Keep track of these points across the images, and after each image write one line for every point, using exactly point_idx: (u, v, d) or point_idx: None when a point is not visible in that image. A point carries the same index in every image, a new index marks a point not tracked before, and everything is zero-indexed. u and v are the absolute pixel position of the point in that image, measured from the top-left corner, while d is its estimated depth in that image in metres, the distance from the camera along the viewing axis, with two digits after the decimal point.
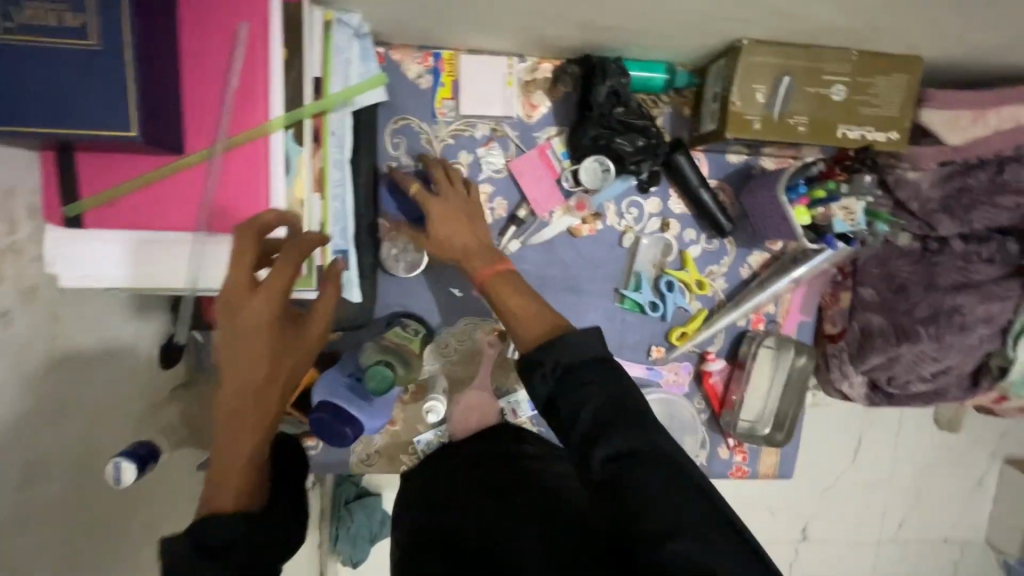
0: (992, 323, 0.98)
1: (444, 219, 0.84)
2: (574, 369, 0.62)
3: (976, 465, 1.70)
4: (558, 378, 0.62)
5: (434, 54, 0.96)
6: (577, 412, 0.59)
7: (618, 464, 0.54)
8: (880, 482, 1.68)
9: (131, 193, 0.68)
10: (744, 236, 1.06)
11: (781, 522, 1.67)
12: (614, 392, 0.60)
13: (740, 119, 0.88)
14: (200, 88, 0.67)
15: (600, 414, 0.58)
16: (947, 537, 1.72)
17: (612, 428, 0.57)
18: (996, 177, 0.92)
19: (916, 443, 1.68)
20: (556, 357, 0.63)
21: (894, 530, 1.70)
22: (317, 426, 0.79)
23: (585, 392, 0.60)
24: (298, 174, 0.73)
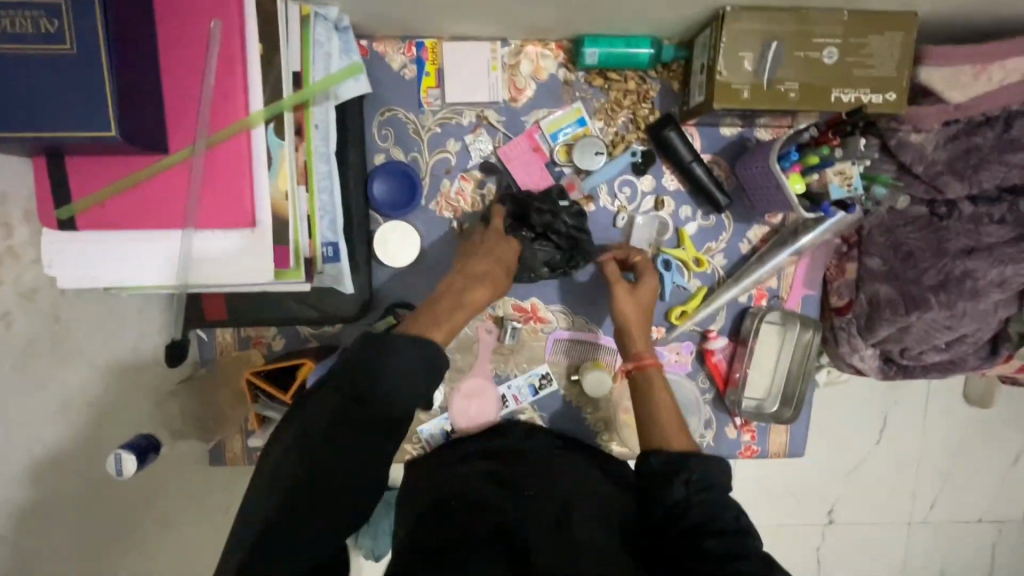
0: (1005, 288, 0.94)
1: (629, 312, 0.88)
2: (704, 488, 0.70)
3: (1011, 442, 1.64)
4: (689, 489, 0.70)
5: (417, 43, 0.96)
6: (695, 524, 0.66)
7: (727, 567, 0.62)
8: (909, 461, 1.63)
9: (121, 194, 0.69)
10: (742, 210, 1.04)
11: (805, 506, 1.63)
12: (726, 517, 0.67)
13: (727, 89, 0.85)
14: (179, 87, 0.68)
15: (722, 525, 0.66)
16: (982, 518, 1.66)
17: (720, 530, 0.66)
18: (1004, 134, 0.87)
19: (947, 423, 1.63)
20: (702, 475, 0.71)
21: (926, 511, 1.65)
22: None
23: (706, 502, 0.68)
24: (280, 169, 0.73)
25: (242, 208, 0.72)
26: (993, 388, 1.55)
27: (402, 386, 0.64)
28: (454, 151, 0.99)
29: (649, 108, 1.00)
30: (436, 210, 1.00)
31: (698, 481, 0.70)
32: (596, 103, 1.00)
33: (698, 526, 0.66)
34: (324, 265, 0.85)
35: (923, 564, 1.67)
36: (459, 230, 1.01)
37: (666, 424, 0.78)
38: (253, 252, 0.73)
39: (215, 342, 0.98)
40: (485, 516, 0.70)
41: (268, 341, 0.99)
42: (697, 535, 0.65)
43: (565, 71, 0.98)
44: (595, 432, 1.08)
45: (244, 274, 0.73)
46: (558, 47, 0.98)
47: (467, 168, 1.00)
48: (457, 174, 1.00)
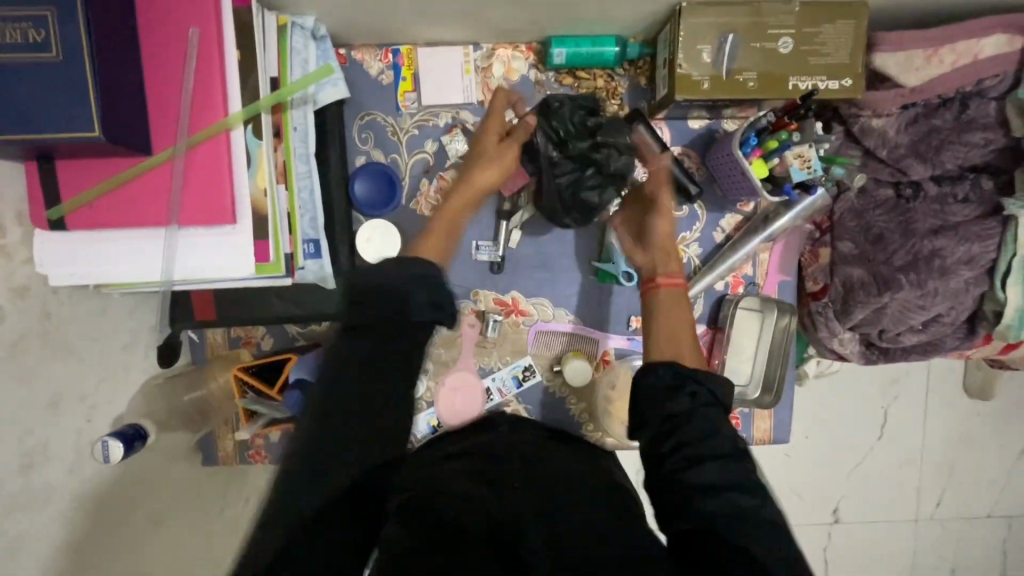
0: (975, 264, 0.96)
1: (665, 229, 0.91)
2: (705, 401, 0.68)
3: (1015, 433, 1.63)
4: (694, 401, 0.68)
5: (393, 50, 1.01)
6: (691, 440, 0.65)
7: (720, 495, 0.61)
8: (912, 456, 1.63)
9: (107, 193, 0.73)
10: (714, 199, 1.06)
11: (807, 505, 1.62)
12: (724, 439, 0.66)
13: (688, 79, 0.89)
14: (160, 91, 0.72)
15: (716, 448, 0.64)
16: (991, 511, 1.64)
17: (715, 452, 0.64)
18: (961, 115, 0.91)
19: (947, 414, 1.62)
20: (709, 390, 0.70)
21: (933, 507, 1.63)
22: None
23: (703, 417, 0.67)
24: (258, 166, 0.78)
25: (221, 205, 0.75)
26: (993, 377, 1.55)
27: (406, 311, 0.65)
28: (432, 151, 1.03)
29: (618, 103, 1.04)
30: (415, 208, 1.04)
31: (698, 399, 0.68)
32: None
33: (693, 450, 0.64)
34: (306, 260, 0.88)
35: (933, 559, 1.64)
36: None
37: (678, 343, 0.78)
38: (234, 247, 0.77)
39: (205, 343, 1.02)
40: (470, 517, 0.65)
41: (256, 340, 1.03)
42: (694, 461, 0.64)
43: (535, 72, 1.03)
44: (581, 422, 1.09)
45: (226, 268, 0.77)
46: (528, 49, 1.02)
47: (445, 167, 1.04)
48: (436, 174, 1.04)
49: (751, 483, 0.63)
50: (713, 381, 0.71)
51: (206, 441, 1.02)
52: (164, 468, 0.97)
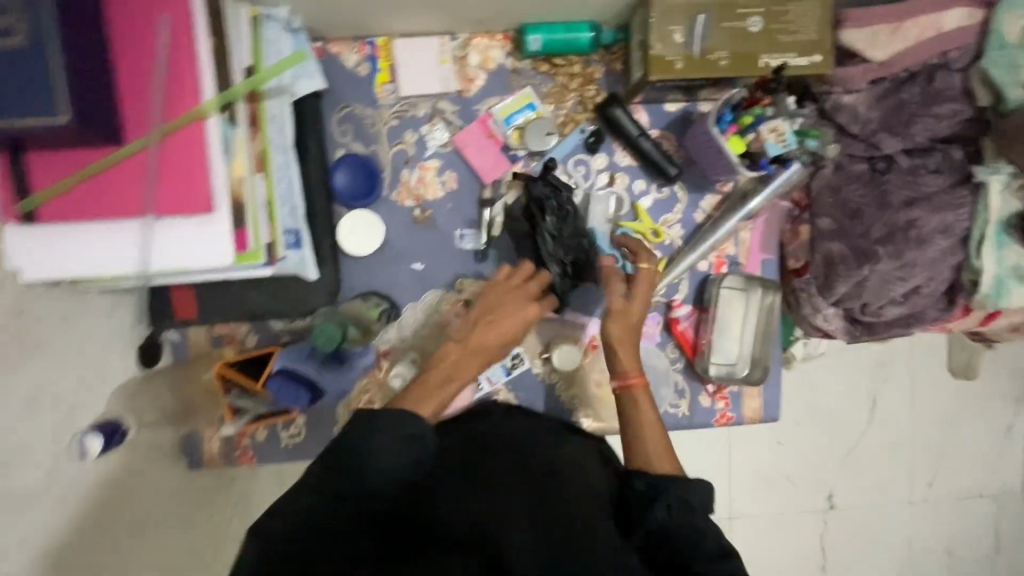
0: (951, 234, 0.98)
1: (622, 330, 0.89)
2: (683, 505, 0.72)
3: (1001, 411, 1.65)
4: (671, 511, 0.72)
5: (369, 42, 1.01)
6: (676, 546, 0.70)
7: None
8: (904, 439, 1.64)
9: (78, 185, 0.71)
10: (694, 180, 1.07)
11: (803, 493, 1.63)
12: (706, 535, 0.70)
13: (662, 60, 0.90)
14: (130, 79, 0.71)
15: (700, 551, 0.69)
16: (982, 490, 1.66)
17: (700, 555, 0.68)
18: (928, 88, 0.94)
19: (935, 396, 1.64)
20: (680, 494, 0.73)
21: (926, 490, 1.65)
22: (279, 390, 0.94)
23: (684, 520, 0.71)
24: (236, 154, 0.78)
25: (198, 193, 0.74)
26: (977, 358, 1.58)
27: (401, 453, 0.69)
28: (412, 142, 1.03)
29: (595, 89, 1.05)
30: (396, 198, 1.04)
31: (677, 504, 0.72)
32: (546, 88, 1.04)
33: (680, 559, 0.69)
34: (287, 251, 0.87)
35: (929, 541, 1.66)
36: (421, 217, 1.04)
37: (653, 452, 0.81)
38: (212, 235, 0.76)
39: (188, 342, 1.03)
40: (464, 522, 0.66)
41: (240, 339, 1.04)
42: (682, 563, 0.69)
43: (511, 59, 1.03)
44: (571, 408, 1.09)
45: (205, 256, 0.76)
46: (503, 38, 1.03)
47: (425, 157, 1.04)
48: (416, 164, 1.04)
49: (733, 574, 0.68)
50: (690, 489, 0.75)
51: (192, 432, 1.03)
52: (147, 473, 0.95)
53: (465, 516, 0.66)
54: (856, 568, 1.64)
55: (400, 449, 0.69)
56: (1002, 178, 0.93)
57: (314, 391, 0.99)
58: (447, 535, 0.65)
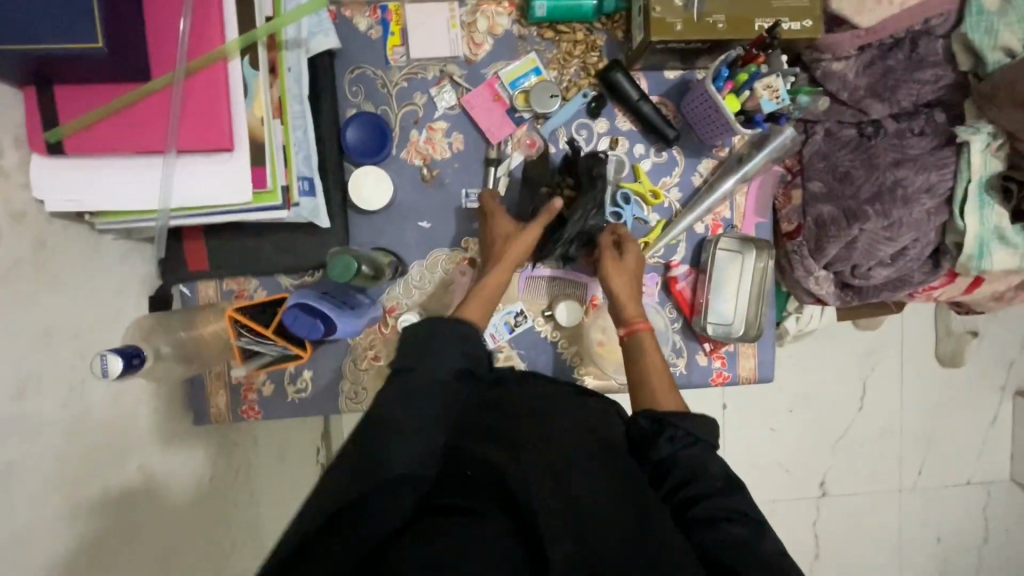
0: (934, 194, 1.03)
1: (624, 290, 0.98)
2: (689, 439, 0.76)
3: (988, 400, 1.69)
4: (674, 445, 0.76)
5: (381, 7, 1.05)
6: (681, 480, 0.73)
7: (722, 527, 0.68)
8: (893, 426, 1.68)
9: (104, 119, 0.74)
10: (691, 144, 1.12)
11: (796, 478, 1.66)
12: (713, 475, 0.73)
13: (662, 22, 0.95)
14: (159, 20, 0.74)
15: (707, 485, 0.72)
16: (970, 478, 1.70)
17: (710, 490, 0.72)
18: (912, 54, 0.99)
19: (923, 383, 1.68)
20: (687, 428, 0.77)
21: (915, 477, 1.69)
22: (293, 322, 0.88)
23: (691, 454, 0.75)
24: (256, 96, 0.81)
25: (220, 130, 0.77)
26: (963, 345, 1.62)
27: (417, 403, 0.72)
28: (421, 103, 1.07)
29: (598, 56, 1.09)
30: (405, 157, 1.07)
31: (683, 442, 0.76)
32: (550, 54, 1.09)
33: (687, 490, 0.72)
34: (301, 197, 0.90)
35: (919, 526, 1.69)
36: (428, 176, 1.07)
37: (657, 383, 0.88)
38: (231, 173, 0.79)
39: (197, 296, 1.04)
40: (486, 479, 0.66)
41: (249, 293, 1.05)
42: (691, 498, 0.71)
43: (516, 26, 1.07)
44: (571, 364, 1.12)
45: (224, 193, 0.79)
46: (510, 5, 1.07)
47: (433, 119, 1.07)
48: (425, 124, 1.07)
49: (740, 511, 0.70)
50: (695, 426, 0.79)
51: (198, 382, 1.05)
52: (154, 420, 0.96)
53: (487, 472, 0.66)
54: (847, 552, 1.67)
55: (426, 396, 0.73)
56: (984, 136, 0.97)
57: (329, 325, 0.91)
58: (478, 487, 0.65)
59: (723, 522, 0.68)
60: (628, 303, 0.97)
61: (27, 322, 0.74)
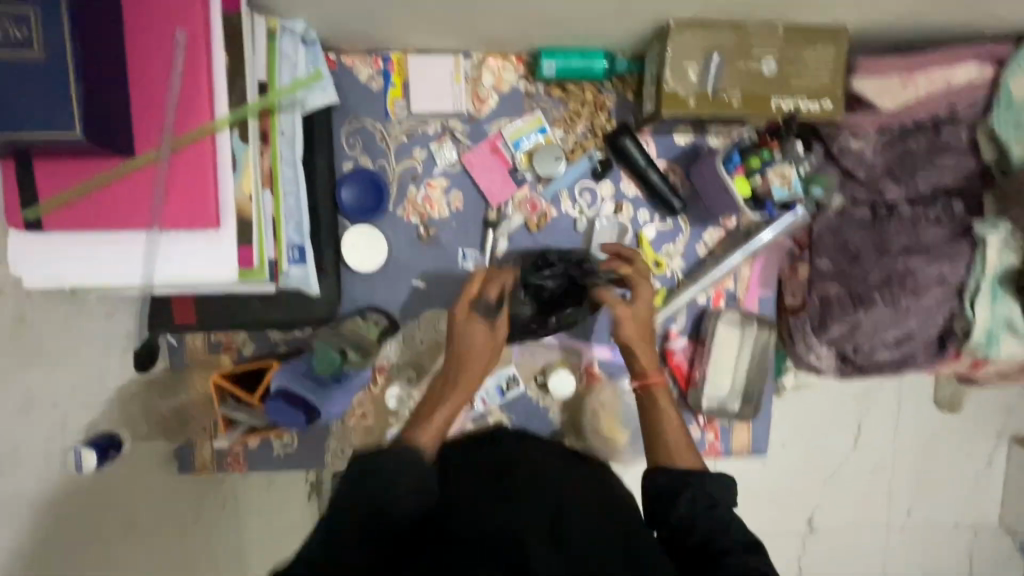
0: (946, 284, 0.99)
1: (638, 331, 0.91)
2: (690, 490, 0.73)
3: (982, 446, 1.59)
4: (693, 504, 0.71)
5: (383, 57, 1.00)
6: (706, 533, 0.68)
7: (748, 575, 0.62)
8: (884, 467, 1.59)
9: (86, 196, 0.71)
10: (697, 212, 1.08)
11: (780, 515, 1.58)
12: (715, 518, 0.69)
13: (674, 97, 0.91)
14: (146, 93, 0.71)
15: (737, 536, 0.66)
16: (959, 521, 1.60)
17: (733, 545, 0.65)
18: (935, 140, 0.95)
19: (916, 424, 1.59)
20: (694, 489, 0.73)
21: (904, 517, 1.59)
22: (277, 410, 0.90)
23: (705, 509, 0.71)
24: (245, 170, 0.77)
25: (206, 209, 0.74)
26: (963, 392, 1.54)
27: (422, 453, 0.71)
28: (420, 159, 1.03)
29: (606, 118, 1.05)
30: (402, 215, 1.04)
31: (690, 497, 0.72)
32: (556, 113, 1.04)
33: (715, 544, 0.66)
34: (290, 265, 0.88)
35: None
36: (424, 235, 1.04)
37: (674, 440, 0.82)
38: (219, 252, 0.76)
39: (184, 349, 1.03)
40: (486, 530, 0.64)
41: (237, 346, 1.04)
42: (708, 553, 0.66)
43: (524, 82, 1.03)
44: (563, 431, 1.10)
45: (208, 270, 0.76)
46: (518, 60, 1.03)
47: (433, 175, 1.04)
48: (423, 181, 1.04)
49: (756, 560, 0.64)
50: (712, 485, 0.75)
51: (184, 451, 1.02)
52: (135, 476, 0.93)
53: (489, 522, 0.65)
54: None
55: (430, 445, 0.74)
56: (1002, 235, 0.94)
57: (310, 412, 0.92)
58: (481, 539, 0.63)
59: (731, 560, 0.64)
60: (648, 349, 0.91)
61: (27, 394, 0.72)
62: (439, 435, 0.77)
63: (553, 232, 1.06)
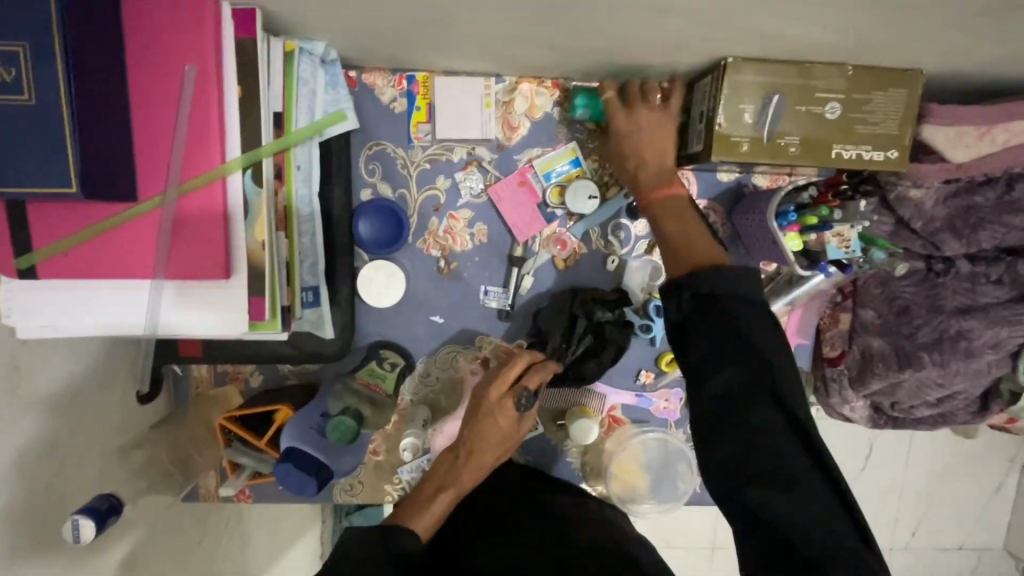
0: (1000, 348, 0.93)
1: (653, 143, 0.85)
2: (702, 306, 0.62)
3: (991, 472, 1.43)
4: (695, 306, 0.63)
5: (408, 76, 0.92)
6: (708, 364, 0.60)
7: (747, 429, 0.57)
8: (892, 490, 1.43)
9: (85, 242, 0.65)
10: (737, 256, 1.01)
11: None
12: (712, 341, 0.60)
13: (727, 140, 0.83)
14: (150, 134, 0.64)
15: (737, 383, 0.58)
16: (962, 544, 1.45)
17: (740, 378, 0.58)
18: (1004, 196, 0.87)
19: (930, 449, 1.42)
20: (697, 290, 0.63)
21: (908, 538, 1.44)
22: (286, 475, 0.82)
23: (721, 315, 0.61)
24: (257, 215, 0.71)
25: (216, 258, 0.67)
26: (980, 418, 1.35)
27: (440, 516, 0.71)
28: (443, 189, 0.96)
29: None
30: (422, 247, 0.97)
31: (715, 417, 0.58)
32: (591, 145, 0.97)
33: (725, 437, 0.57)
34: (304, 309, 0.85)
35: None
36: (445, 268, 0.98)
37: (696, 235, 0.76)
38: (226, 303, 0.69)
39: (190, 378, 0.98)
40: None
41: (245, 377, 0.99)
42: (734, 406, 0.58)
43: (558, 109, 0.95)
44: (582, 475, 1.06)
45: (215, 322, 0.70)
46: (553, 85, 0.95)
47: (456, 207, 0.97)
48: (446, 213, 0.97)
49: (771, 385, 0.57)
50: (735, 293, 0.62)
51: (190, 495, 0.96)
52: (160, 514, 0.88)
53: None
54: None
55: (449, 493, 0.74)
56: None
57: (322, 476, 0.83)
58: None
59: (756, 420, 0.57)
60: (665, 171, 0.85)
61: (40, 446, 0.66)
62: (438, 521, 0.71)
63: (582, 272, 1.00)
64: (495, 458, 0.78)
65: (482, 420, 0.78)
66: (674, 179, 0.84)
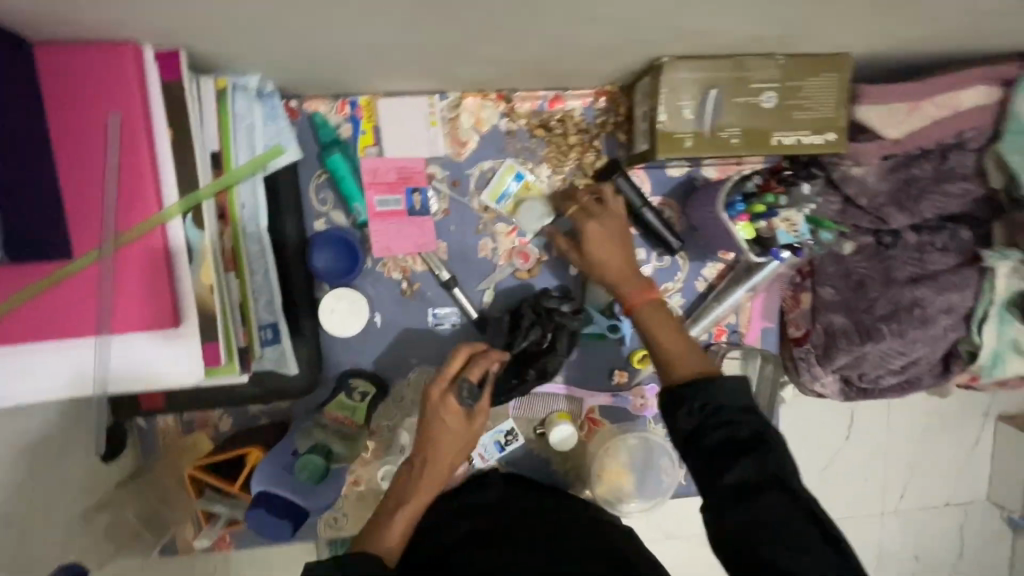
0: (953, 313, 0.96)
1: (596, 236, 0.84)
2: (713, 412, 0.64)
3: (966, 427, 1.47)
4: (703, 412, 0.64)
5: (350, 101, 0.92)
6: (731, 441, 0.62)
7: (770, 503, 0.57)
8: (876, 455, 1.46)
9: (17, 306, 0.62)
10: (697, 247, 1.03)
11: None
12: (727, 427, 0.62)
13: (671, 137, 0.84)
14: (80, 187, 0.62)
15: (754, 464, 0.60)
16: (947, 500, 1.49)
17: (764, 457, 0.60)
18: (941, 166, 0.91)
19: (908, 411, 1.46)
20: (709, 398, 0.64)
21: (897, 501, 1.47)
22: (257, 519, 0.79)
23: (725, 420, 0.63)
24: (202, 260, 0.69)
25: (161, 309, 0.66)
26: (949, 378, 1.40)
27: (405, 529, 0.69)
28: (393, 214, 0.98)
29: (595, 154, 0.98)
30: (383, 271, 0.96)
31: (734, 498, 0.59)
32: (543, 152, 0.97)
33: (747, 507, 0.58)
34: (264, 348, 0.83)
35: None
36: (409, 290, 0.97)
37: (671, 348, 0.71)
38: (176, 351, 0.67)
39: (155, 430, 0.95)
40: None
41: (213, 423, 0.96)
42: (750, 491, 0.59)
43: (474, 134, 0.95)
44: (569, 482, 1.05)
45: (165, 371, 0.67)
46: (497, 97, 0.95)
47: None
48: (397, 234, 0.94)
49: (783, 475, 0.59)
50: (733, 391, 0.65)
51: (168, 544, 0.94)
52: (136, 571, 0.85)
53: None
54: None
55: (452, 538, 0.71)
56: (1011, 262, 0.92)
57: (297, 519, 0.81)
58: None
59: (767, 504, 0.57)
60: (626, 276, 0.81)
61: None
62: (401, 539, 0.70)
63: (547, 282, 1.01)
64: (456, 453, 0.75)
65: (431, 422, 0.74)
66: (636, 275, 0.81)
